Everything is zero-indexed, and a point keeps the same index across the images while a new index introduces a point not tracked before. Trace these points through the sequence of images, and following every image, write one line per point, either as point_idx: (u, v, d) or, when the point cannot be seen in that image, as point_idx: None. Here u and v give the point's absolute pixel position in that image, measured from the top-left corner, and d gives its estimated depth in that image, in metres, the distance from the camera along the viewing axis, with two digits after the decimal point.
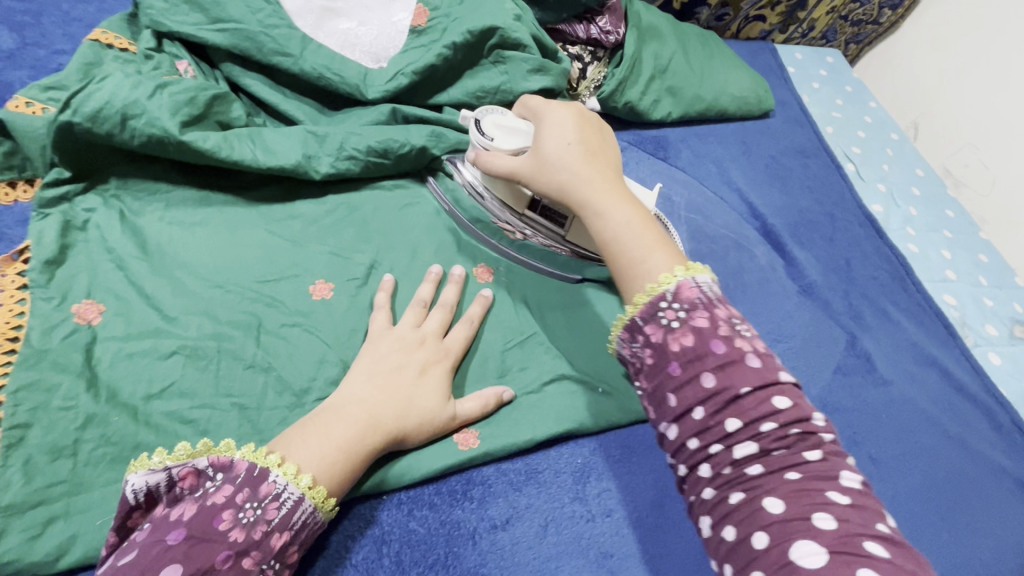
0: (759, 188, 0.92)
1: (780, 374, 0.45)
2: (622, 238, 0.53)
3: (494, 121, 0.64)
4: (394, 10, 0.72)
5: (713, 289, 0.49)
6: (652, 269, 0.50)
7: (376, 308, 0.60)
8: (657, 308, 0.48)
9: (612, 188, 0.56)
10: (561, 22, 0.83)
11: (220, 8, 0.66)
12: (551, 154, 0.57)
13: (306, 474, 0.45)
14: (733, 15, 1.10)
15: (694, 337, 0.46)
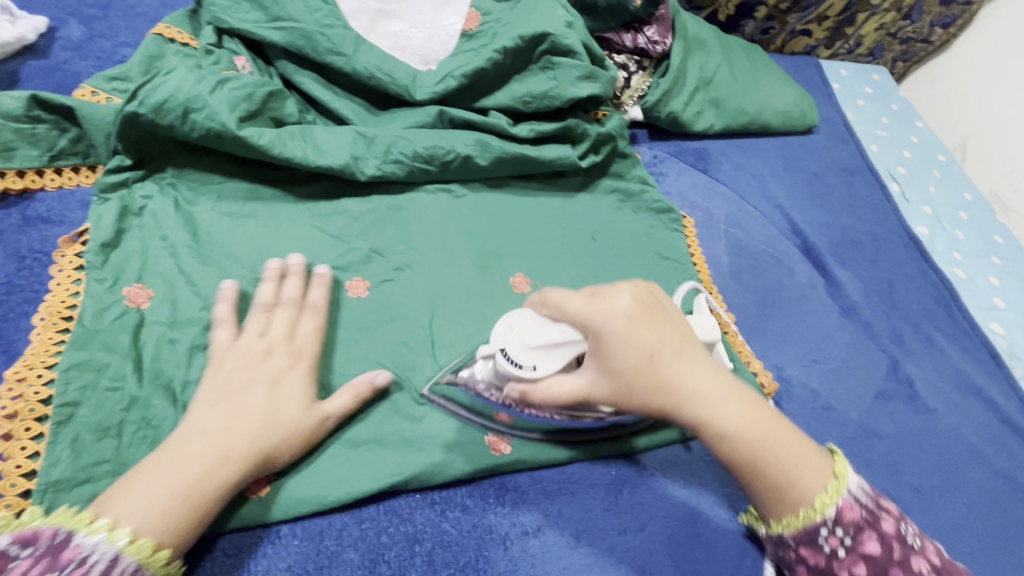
0: (801, 205, 0.90)
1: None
2: (765, 464, 0.48)
3: (520, 339, 0.49)
4: (446, 14, 0.73)
5: (864, 494, 0.50)
6: (806, 491, 0.48)
7: (219, 322, 0.54)
8: (818, 535, 0.49)
9: (731, 402, 0.48)
10: (608, 31, 0.83)
11: (280, 8, 0.68)
12: (648, 377, 0.46)
13: (123, 527, 0.41)
14: (779, 28, 1.09)
15: (866, 566, 0.48)
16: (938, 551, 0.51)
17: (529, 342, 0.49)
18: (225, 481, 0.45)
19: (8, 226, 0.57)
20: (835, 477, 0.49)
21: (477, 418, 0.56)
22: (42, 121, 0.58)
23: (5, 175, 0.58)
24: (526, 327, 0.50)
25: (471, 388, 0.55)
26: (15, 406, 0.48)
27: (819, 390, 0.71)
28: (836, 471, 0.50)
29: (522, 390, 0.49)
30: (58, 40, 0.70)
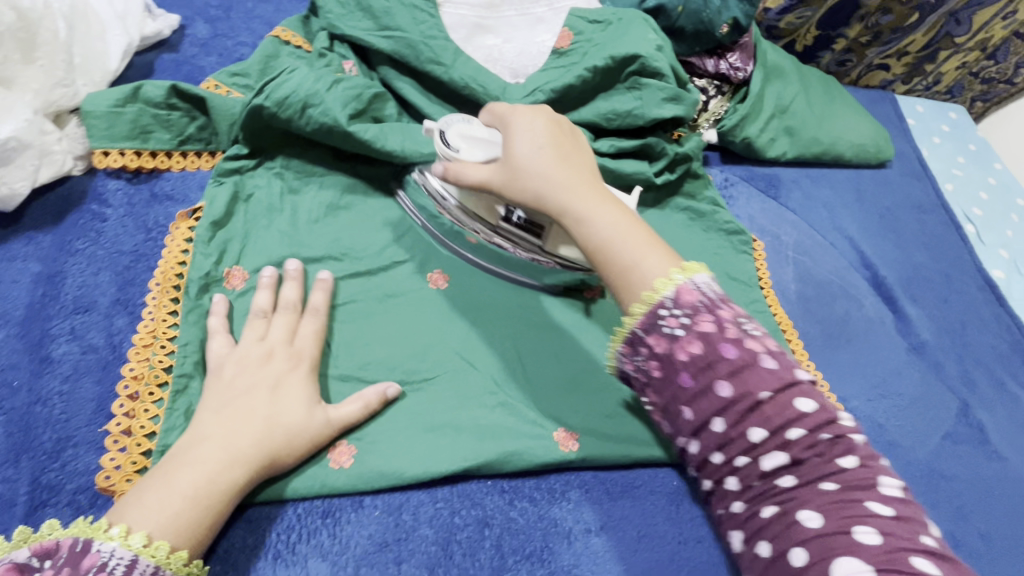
0: (873, 238, 0.89)
1: (795, 371, 0.48)
2: (612, 245, 0.52)
3: (459, 130, 0.59)
4: (539, 32, 0.78)
5: (712, 289, 0.50)
6: (647, 275, 0.50)
7: (216, 332, 0.55)
8: (657, 317, 0.49)
9: (591, 198, 0.54)
10: (692, 55, 0.86)
11: (389, 17, 0.73)
12: (522, 163, 0.54)
13: (136, 533, 0.42)
14: (857, 61, 1.08)
15: (700, 343, 0.48)
16: (782, 349, 0.50)
17: (466, 134, 0.59)
18: (233, 483, 0.47)
19: (139, 200, 0.63)
20: (680, 269, 0.51)
21: (429, 221, 0.67)
22: (178, 109, 0.64)
23: (140, 154, 0.63)
24: (467, 126, 0.60)
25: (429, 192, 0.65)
26: (141, 370, 0.52)
27: (883, 425, 0.71)
28: (683, 266, 0.51)
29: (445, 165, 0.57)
30: (187, 37, 0.77)
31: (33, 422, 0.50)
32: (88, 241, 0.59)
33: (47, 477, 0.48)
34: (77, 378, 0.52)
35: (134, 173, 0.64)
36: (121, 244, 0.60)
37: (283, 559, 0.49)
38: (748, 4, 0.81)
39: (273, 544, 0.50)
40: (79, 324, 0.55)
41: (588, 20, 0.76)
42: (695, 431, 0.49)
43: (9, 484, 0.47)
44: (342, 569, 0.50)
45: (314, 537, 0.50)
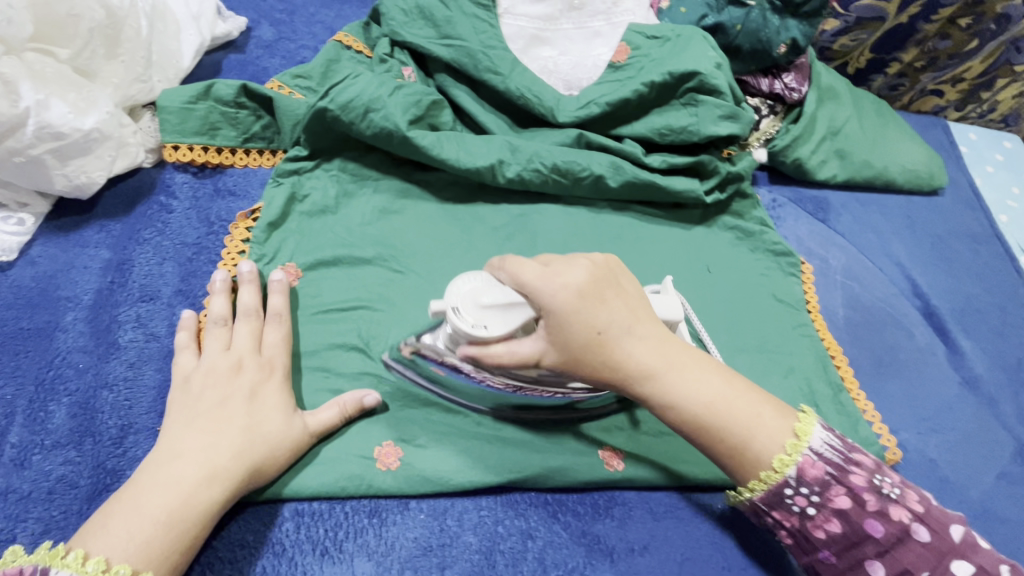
0: (924, 267, 0.87)
1: (947, 528, 0.48)
2: (718, 429, 0.49)
3: (473, 297, 0.49)
4: (595, 46, 0.78)
5: (834, 448, 0.49)
6: (763, 455, 0.49)
7: (182, 347, 0.53)
8: (783, 495, 0.49)
9: (677, 373, 0.50)
10: (747, 73, 0.86)
11: (450, 26, 0.74)
12: (589, 349, 0.48)
13: (96, 558, 0.41)
14: (909, 86, 1.06)
15: (839, 521, 0.48)
16: (924, 493, 0.50)
17: (484, 302, 0.49)
18: (209, 502, 0.45)
19: (203, 194, 0.64)
20: (795, 436, 0.49)
21: (428, 380, 0.57)
22: (245, 107, 0.66)
23: (207, 149, 0.65)
24: (476, 286, 0.50)
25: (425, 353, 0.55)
26: None
27: (933, 461, 0.69)
28: (796, 430, 0.49)
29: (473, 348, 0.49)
30: (253, 39, 0.79)
31: (97, 405, 0.50)
32: (155, 232, 0.61)
33: (110, 463, 0.48)
34: (141, 365, 0.53)
35: (200, 167, 0.66)
36: (184, 237, 0.61)
37: (330, 556, 0.50)
38: (808, 24, 0.80)
39: (320, 540, 0.50)
40: (144, 312, 0.56)
41: (646, 35, 0.77)
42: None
43: (72, 466, 0.48)
44: (387, 571, 0.50)
45: (360, 536, 0.51)
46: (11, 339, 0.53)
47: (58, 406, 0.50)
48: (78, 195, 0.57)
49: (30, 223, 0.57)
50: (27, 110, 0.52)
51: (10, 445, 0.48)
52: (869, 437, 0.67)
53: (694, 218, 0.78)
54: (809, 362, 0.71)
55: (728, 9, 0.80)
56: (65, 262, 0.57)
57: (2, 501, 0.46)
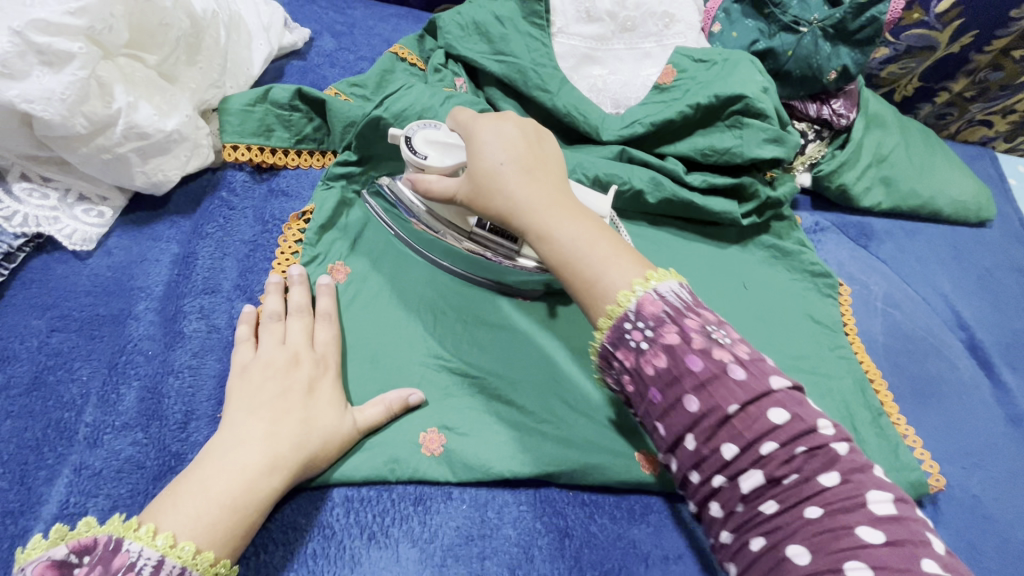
0: (969, 299, 0.86)
1: (768, 377, 0.44)
2: (570, 261, 0.49)
3: (425, 136, 0.57)
4: (645, 66, 0.81)
5: (679, 297, 0.47)
6: (609, 288, 0.47)
7: (241, 340, 0.56)
8: (621, 330, 0.47)
9: (555, 210, 0.50)
10: (796, 97, 0.86)
11: (504, 43, 0.77)
12: (483, 176, 0.52)
13: (164, 534, 0.43)
14: (958, 115, 1.04)
15: (665, 356, 0.45)
16: (759, 353, 0.46)
17: (431, 138, 0.56)
18: (269, 489, 0.48)
19: (258, 196, 0.67)
20: (644, 278, 0.47)
21: (403, 231, 0.66)
22: (298, 110, 0.69)
23: (263, 150, 0.68)
24: (435, 131, 0.57)
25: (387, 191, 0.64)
26: None
27: (976, 496, 0.67)
28: (648, 275, 0.48)
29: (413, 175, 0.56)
30: (315, 49, 0.83)
31: (163, 390, 0.53)
32: (217, 227, 0.64)
33: (173, 446, 0.51)
34: (203, 354, 0.56)
35: (256, 167, 0.69)
36: (241, 234, 0.64)
37: (377, 540, 0.53)
38: (860, 53, 0.79)
39: (368, 524, 0.53)
40: (206, 304, 0.59)
41: (693, 59, 0.78)
42: (669, 447, 0.46)
43: (139, 447, 0.50)
44: (430, 558, 0.52)
45: (406, 522, 0.54)
46: (87, 325, 0.56)
47: (128, 388, 0.53)
48: (154, 191, 0.61)
49: (110, 215, 0.60)
50: (118, 111, 0.55)
51: (84, 424, 0.51)
52: (910, 463, 0.65)
53: (729, 238, 0.78)
54: (851, 388, 0.70)
55: (781, 34, 0.81)
56: (138, 254, 0.61)
57: (77, 477, 0.48)
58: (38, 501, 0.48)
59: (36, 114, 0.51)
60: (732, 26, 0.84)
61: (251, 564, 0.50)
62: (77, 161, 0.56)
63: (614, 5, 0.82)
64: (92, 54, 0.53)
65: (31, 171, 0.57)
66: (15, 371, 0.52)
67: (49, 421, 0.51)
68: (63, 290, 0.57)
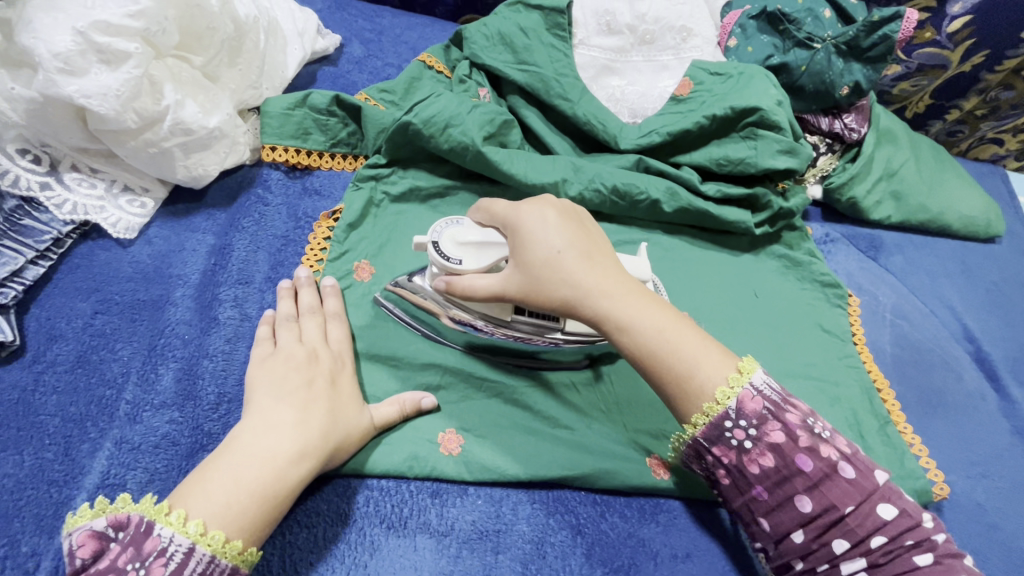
0: (977, 312, 0.87)
1: (873, 474, 0.49)
2: (661, 359, 0.52)
3: (454, 236, 0.56)
4: (661, 78, 0.84)
5: (773, 390, 0.52)
6: (705, 385, 0.51)
7: (259, 339, 0.58)
8: (723, 430, 0.51)
9: (628, 299, 0.54)
10: (808, 112, 0.89)
11: (527, 53, 0.80)
12: (544, 266, 0.53)
13: (195, 520, 0.45)
14: (968, 133, 1.06)
15: (772, 455, 0.49)
16: (853, 445, 0.52)
17: (461, 240, 0.56)
18: (294, 479, 0.50)
19: (293, 192, 0.70)
20: (735, 372, 0.52)
21: (411, 317, 0.63)
22: (335, 115, 0.73)
23: (299, 152, 0.71)
24: (460, 229, 0.57)
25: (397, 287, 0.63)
26: None
27: (981, 506, 0.68)
28: (737, 367, 0.52)
29: (447, 279, 0.55)
30: (345, 55, 0.87)
31: (198, 373, 0.56)
32: (252, 222, 0.67)
33: (206, 426, 0.54)
34: (235, 341, 0.58)
35: (291, 167, 0.72)
36: (274, 229, 0.67)
37: (395, 530, 0.55)
38: (872, 69, 0.82)
39: (387, 514, 0.55)
40: (240, 294, 0.62)
41: (709, 72, 0.80)
42: (774, 540, 0.50)
43: (175, 425, 0.53)
44: (446, 548, 0.54)
45: (423, 514, 0.56)
46: (129, 309, 0.59)
47: (166, 369, 0.56)
48: (194, 184, 0.65)
49: (151, 206, 0.64)
50: (166, 108, 0.59)
51: (124, 402, 0.54)
52: (915, 471, 0.66)
53: (743, 247, 0.80)
54: (858, 395, 0.71)
55: (795, 50, 0.84)
56: (177, 243, 0.64)
57: (117, 451, 0.51)
58: (80, 472, 0.50)
59: (92, 108, 0.54)
60: (747, 41, 0.87)
61: (275, 545, 0.52)
62: (125, 153, 0.60)
63: (634, 19, 0.85)
64: (146, 54, 0.56)
65: (82, 162, 0.61)
66: (61, 350, 0.56)
67: (92, 398, 0.54)
68: (106, 275, 0.60)
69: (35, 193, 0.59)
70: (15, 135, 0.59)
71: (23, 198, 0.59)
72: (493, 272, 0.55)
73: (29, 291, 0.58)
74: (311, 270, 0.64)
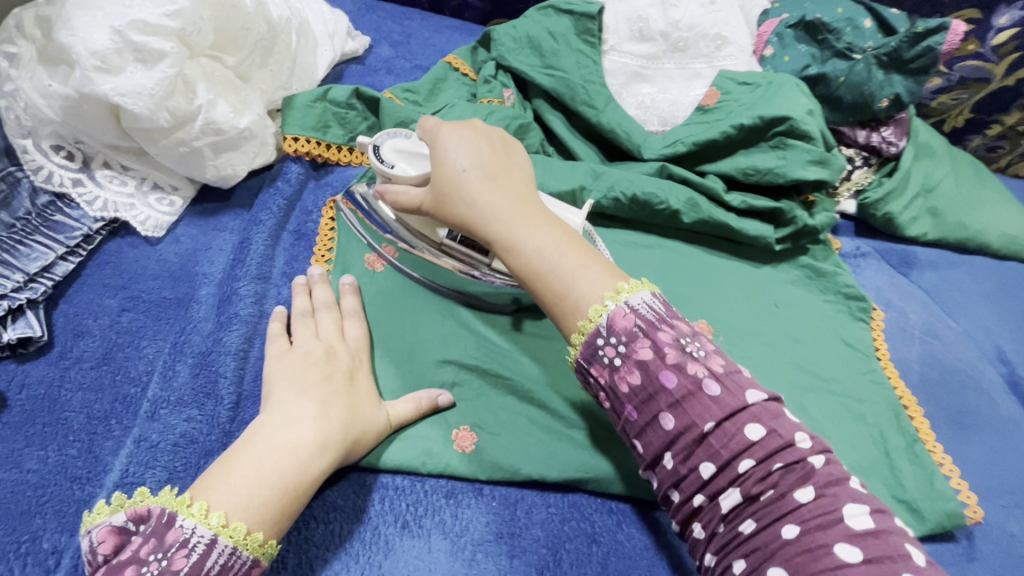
0: (1013, 333, 0.83)
1: (744, 392, 0.45)
2: (543, 278, 0.50)
3: (395, 145, 0.58)
4: (694, 86, 0.82)
5: (653, 308, 0.48)
6: (581, 304, 0.49)
7: (273, 336, 0.58)
8: (596, 348, 0.48)
9: (520, 222, 0.51)
10: (844, 124, 0.86)
11: (555, 58, 0.79)
12: (447, 189, 0.52)
13: (216, 512, 0.44)
14: (1008, 149, 1.00)
15: (638, 372, 0.47)
16: (733, 365, 0.48)
17: (399, 148, 0.58)
18: (314, 475, 0.49)
19: (311, 190, 0.70)
20: (615, 292, 0.49)
21: (360, 228, 0.65)
22: (355, 108, 0.72)
23: (320, 144, 0.70)
24: (405, 140, 0.59)
25: (381, 222, 0.62)
26: None
27: (1013, 536, 0.65)
28: (619, 288, 0.49)
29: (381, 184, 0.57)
30: (373, 55, 0.86)
31: (217, 368, 0.56)
32: (270, 215, 0.66)
33: (226, 425, 0.53)
34: (250, 339, 0.58)
35: (314, 162, 0.71)
36: (290, 227, 0.67)
37: (409, 530, 0.54)
38: (914, 80, 0.80)
39: (402, 512, 0.55)
40: (259, 289, 0.61)
41: (737, 81, 0.79)
42: (650, 464, 0.48)
43: (193, 423, 0.53)
44: (461, 550, 0.54)
45: (437, 514, 0.55)
46: (154, 307, 0.59)
47: (184, 366, 0.55)
48: (221, 183, 0.64)
49: (180, 205, 0.64)
50: (199, 108, 0.59)
51: (147, 399, 0.54)
52: (945, 492, 0.64)
53: (764, 261, 0.78)
54: (887, 412, 0.69)
55: (834, 60, 0.82)
56: (203, 242, 0.64)
57: (136, 448, 0.51)
58: (103, 470, 0.51)
59: (126, 107, 0.55)
60: (784, 50, 0.85)
61: (291, 541, 0.52)
62: (156, 152, 0.60)
63: (668, 25, 0.83)
64: (181, 54, 0.56)
65: (113, 160, 0.61)
66: (88, 346, 0.56)
67: (117, 395, 0.54)
68: (133, 273, 0.60)
69: (68, 189, 0.59)
70: (50, 132, 0.59)
71: (56, 194, 0.59)
72: (419, 184, 0.56)
73: (59, 287, 0.58)
74: (323, 268, 0.64)
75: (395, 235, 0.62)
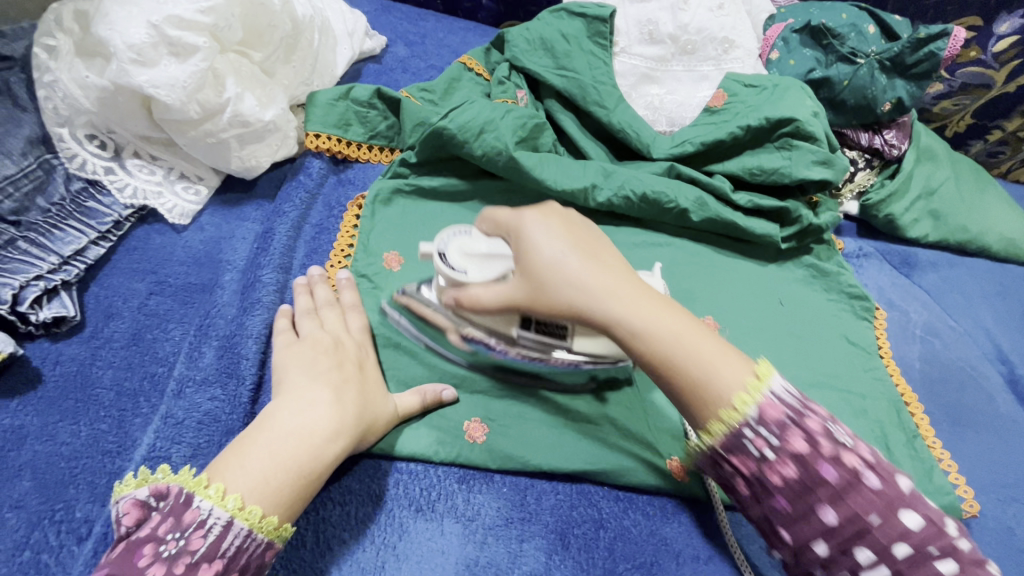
0: (1013, 334, 0.85)
1: (894, 479, 0.46)
2: (676, 365, 0.49)
3: (462, 247, 0.54)
4: (701, 89, 0.84)
5: (792, 395, 0.48)
6: (724, 392, 0.48)
7: (278, 331, 0.59)
8: (742, 439, 0.47)
9: (638, 305, 0.50)
10: (848, 127, 0.88)
11: (567, 59, 0.81)
12: (554, 276, 0.49)
13: (232, 496, 0.46)
14: (1010, 154, 1.01)
15: (795, 466, 0.46)
16: (872, 449, 0.49)
17: (469, 251, 0.54)
18: (328, 460, 0.51)
19: (330, 183, 0.72)
20: (756, 377, 0.48)
21: (415, 326, 0.62)
22: (376, 108, 0.74)
23: (340, 141, 0.73)
24: (467, 240, 0.55)
25: (439, 319, 0.58)
26: None
27: (1010, 529, 0.67)
28: (757, 372, 0.48)
29: (451, 293, 0.54)
30: (389, 54, 0.89)
31: (240, 350, 0.58)
32: (293, 207, 0.68)
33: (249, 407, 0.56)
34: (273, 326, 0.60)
35: (333, 157, 0.73)
36: (311, 218, 0.69)
37: (423, 513, 0.56)
38: (917, 85, 0.82)
39: (416, 497, 0.57)
40: (281, 279, 0.63)
41: (743, 84, 0.81)
42: (794, 550, 0.47)
43: (217, 403, 0.55)
44: (473, 534, 0.55)
45: (451, 499, 0.57)
46: (181, 292, 0.62)
47: (208, 348, 0.57)
48: (245, 175, 0.67)
49: (205, 194, 0.66)
50: (227, 101, 0.61)
51: (172, 379, 0.56)
52: (944, 486, 0.66)
53: (770, 259, 0.80)
54: (887, 409, 0.70)
55: (838, 65, 0.84)
56: (227, 231, 0.66)
57: (163, 425, 0.53)
58: (132, 444, 0.53)
59: (160, 98, 0.57)
60: (789, 54, 0.87)
61: (308, 521, 0.54)
62: (185, 143, 0.62)
63: (677, 29, 0.86)
64: (212, 49, 0.59)
65: (143, 150, 0.64)
66: (117, 327, 0.58)
67: (145, 374, 0.56)
68: (160, 259, 0.63)
69: (100, 176, 0.62)
70: (85, 122, 0.62)
71: (89, 181, 0.62)
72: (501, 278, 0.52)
73: (90, 270, 0.61)
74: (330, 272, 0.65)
75: (456, 331, 0.58)
